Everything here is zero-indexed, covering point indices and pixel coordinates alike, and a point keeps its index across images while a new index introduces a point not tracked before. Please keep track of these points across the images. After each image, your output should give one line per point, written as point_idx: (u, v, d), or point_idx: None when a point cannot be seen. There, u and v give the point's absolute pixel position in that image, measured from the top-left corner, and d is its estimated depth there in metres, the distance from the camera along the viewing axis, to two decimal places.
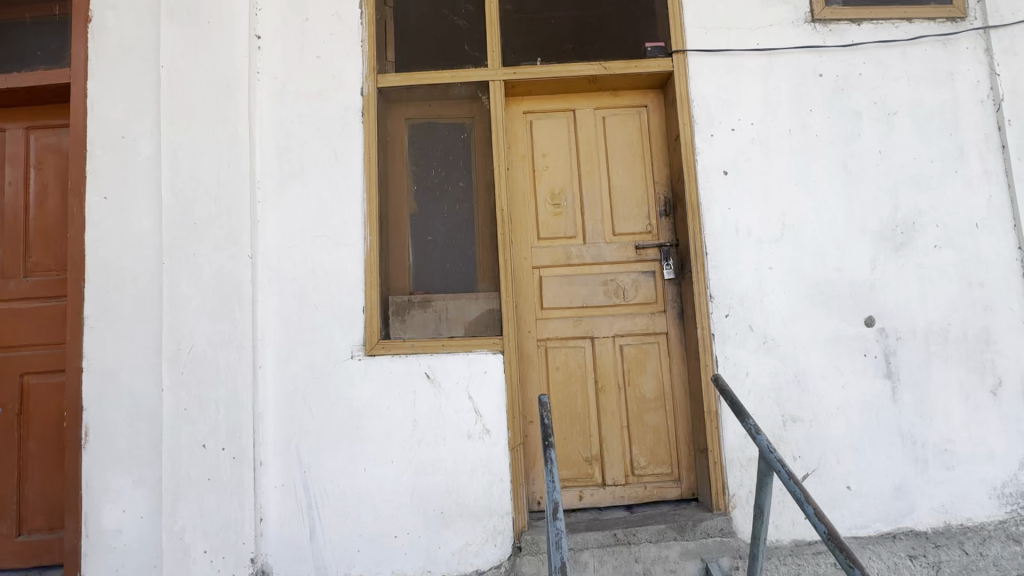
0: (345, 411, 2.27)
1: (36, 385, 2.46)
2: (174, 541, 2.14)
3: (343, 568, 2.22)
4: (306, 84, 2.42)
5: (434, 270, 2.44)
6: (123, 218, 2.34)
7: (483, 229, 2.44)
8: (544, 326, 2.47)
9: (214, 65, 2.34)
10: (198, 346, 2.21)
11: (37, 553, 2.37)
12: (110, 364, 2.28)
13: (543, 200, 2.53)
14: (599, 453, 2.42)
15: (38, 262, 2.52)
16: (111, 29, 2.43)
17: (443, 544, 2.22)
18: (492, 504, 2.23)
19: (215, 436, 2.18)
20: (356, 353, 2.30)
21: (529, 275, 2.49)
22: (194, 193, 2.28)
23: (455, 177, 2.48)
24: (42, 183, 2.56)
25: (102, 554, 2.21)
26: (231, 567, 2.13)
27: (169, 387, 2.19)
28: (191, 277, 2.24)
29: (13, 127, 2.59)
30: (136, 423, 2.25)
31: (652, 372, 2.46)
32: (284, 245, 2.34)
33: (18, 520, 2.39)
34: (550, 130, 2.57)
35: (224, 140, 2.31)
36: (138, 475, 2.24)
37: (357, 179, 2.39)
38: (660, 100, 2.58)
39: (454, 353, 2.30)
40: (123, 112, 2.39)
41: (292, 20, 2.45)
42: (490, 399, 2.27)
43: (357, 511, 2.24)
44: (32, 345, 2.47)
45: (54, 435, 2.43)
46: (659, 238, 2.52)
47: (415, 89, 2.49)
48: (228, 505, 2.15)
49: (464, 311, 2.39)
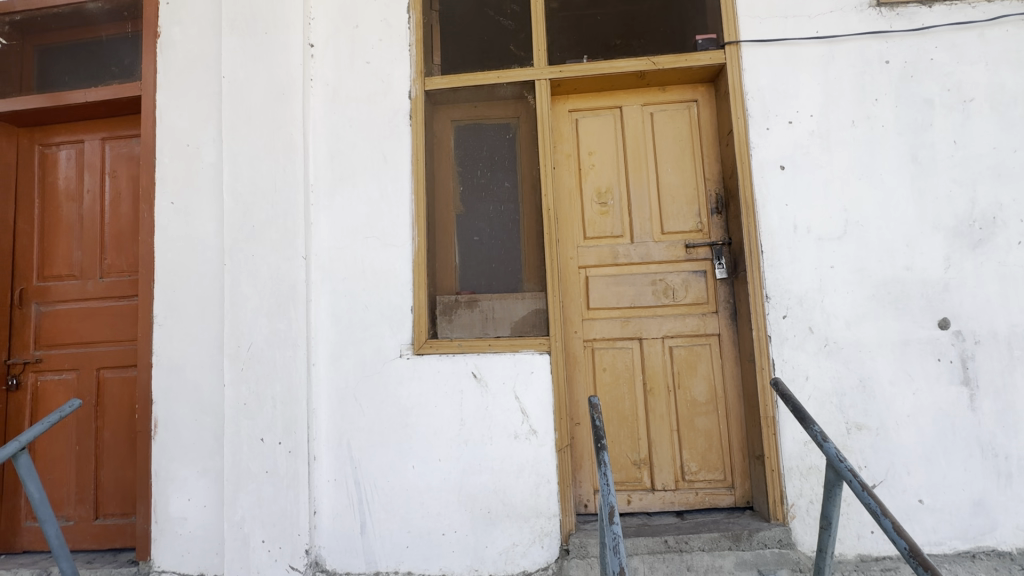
0: (394, 408, 2.31)
1: (110, 379, 2.63)
2: (234, 530, 2.23)
3: (392, 564, 2.25)
4: (356, 90, 2.48)
5: (479, 270, 2.46)
6: (188, 221, 2.47)
7: (530, 229, 2.43)
8: (591, 326, 2.44)
9: (271, 74, 2.43)
10: (257, 344, 2.31)
11: (112, 536, 2.53)
12: (177, 360, 2.41)
13: (590, 198, 2.50)
14: (647, 457, 2.37)
15: (112, 263, 2.70)
16: (176, 43, 2.58)
17: (490, 543, 2.22)
18: (539, 506, 2.22)
19: (272, 431, 2.26)
20: (405, 352, 2.34)
21: (575, 275, 2.46)
22: (253, 197, 2.38)
23: (501, 177, 2.49)
24: (115, 190, 2.74)
25: (170, 540, 2.33)
26: (287, 558, 2.21)
27: (231, 383, 2.29)
28: (250, 277, 2.34)
29: (91, 139, 2.79)
30: (200, 416, 2.37)
31: (704, 374, 2.38)
32: (336, 246, 2.41)
33: (96, 504, 2.56)
34: (597, 128, 2.53)
35: (280, 146, 2.40)
36: (202, 466, 2.35)
37: (405, 181, 2.43)
38: (711, 94, 2.50)
39: (501, 353, 2.30)
40: (188, 121, 2.52)
41: (343, 27, 2.52)
42: (537, 400, 2.26)
43: (406, 508, 2.27)
44: (107, 341, 2.64)
45: (126, 426, 2.59)
46: (710, 236, 2.44)
47: (461, 90, 2.52)
48: (284, 497, 2.23)
49: (510, 311, 2.39)
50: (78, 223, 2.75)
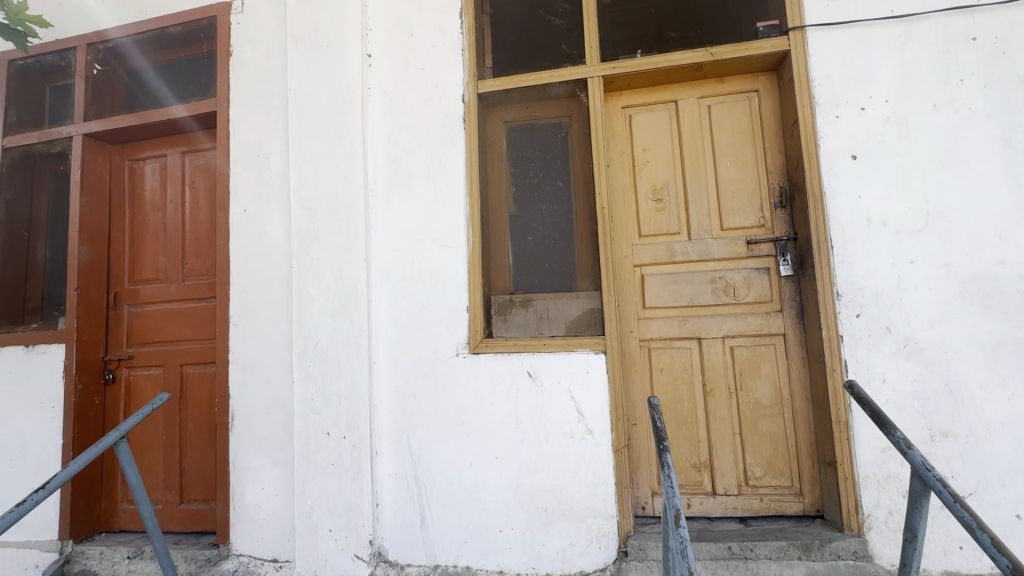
0: (451, 406, 2.37)
1: (192, 375, 2.84)
2: (304, 519, 2.36)
3: (451, 557, 2.31)
4: (412, 96, 2.56)
5: (533, 270, 2.48)
6: (259, 227, 2.63)
7: (583, 227, 2.43)
8: (647, 325, 2.40)
9: (332, 85, 2.55)
10: (323, 343, 2.42)
11: (195, 520, 2.73)
12: (251, 357, 2.57)
13: (644, 195, 2.46)
14: (708, 460, 2.30)
15: (192, 268, 2.91)
16: (247, 61, 2.75)
17: (547, 542, 2.24)
18: (597, 506, 2.21)
19: (337, 426, 2.37)
20: (461, 351, 2.39)
21: (630, 273, 2.43)
22: (317, 203, 2.50)
23: (554, 177, 2.50)
24: (194, 199, 2.95)
25: (247, 525, 2.50)
26: (353, 547, 2.31)
27: (299, 379, 2.42)
28: (316, 279, 2.46)
29: (173, 153, 3.02)
30: (272, 411, 2.52)
31: (768, 376, 2.29)
32: (394, 248, 2.49)
33: (181, 490, 2.78)
34: (651, 123, 2.49)
35: (341, 153, 2.51)
36: (274, 457, 2.50)
37: (459, 183, 2.48)
38: (774, 83, 2.39)
39: (556, 352, 2.30)
40: (258, 133, 2.69)
41: (399, 36, 2.60)
42: (593, 400, 2.25)
43: (464, 504, 2.32)
44: (188, 340, 2.86)
45: (206, 419, 2.79)
46: (773, 232, 2.34)
47: (514, 92, 2.54)
48: (350, 489, 2.33)
49: (565, 311, 2.39)
50: (162, 231, 2.99)
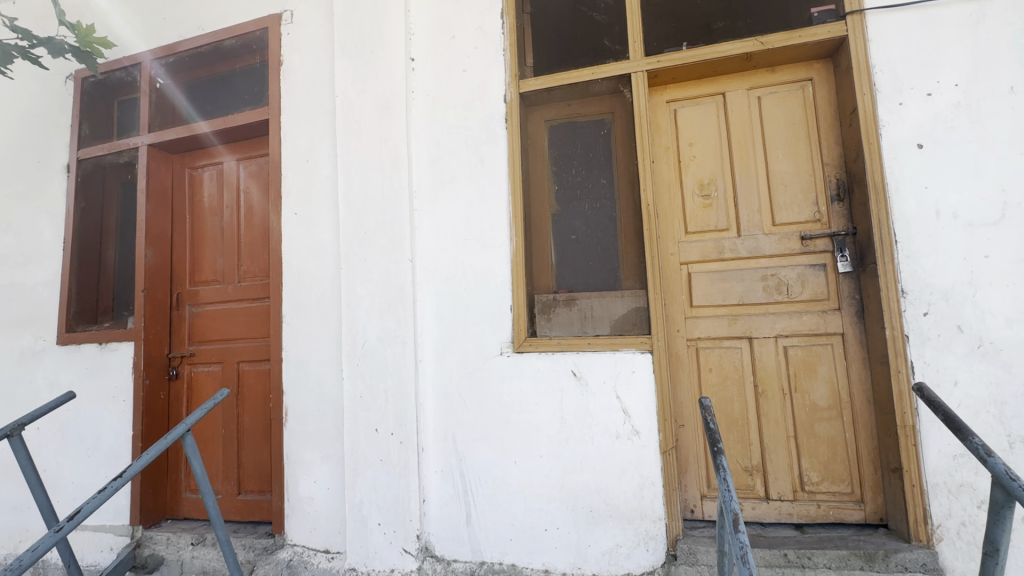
0: (495, 404, 2.38)
1: (248, 371, 2.97)
2: (355, 512, 2.43)
3: (497, 555, 2.32)
4: (454, 98, 2.58)
5: (577, 268, 2.47)
6: (309, 230, 2.73)
7: (628, 225, 2.40)
8: (694, 325, 2.34)
9: (378, 90, 2.61)
10: (370, 342, 2.49)
11: (252, 510, 2.86)
12: (303, 355, 2.67)
13: (691, 191, 2.40)
14: (760, 463, 2.23)
15: (247, 269, 3.04)
16: (296, 69, 2.85)
17: (593, 542, 2.22)
18: (644, 508, 2.18)
19: (385, 422, 2.43)
20: (505, 350, 2.40)
21: (676, 271, 2.38)
22: (364, 205, 2.57)
23: (597, 175, 2.48)
24: (248, 204, 3.09)
25: (300, 517, 2.59)
26: (401, 541, 2.36)
27: (349, 376, 2.49)
28: (363, 280, 2.53)
29: (229, 161, 3.17)
30: (323, 407, 2.61)
31: (825, 377, 2.19)
32: (438, 248, 2.52)
33: (239, 481, 2.92)
34: (697, 117, 2.42)
35: (387, 157, 2.56)
36: (325, 452, 2.59)
37: (502, 183, 2.48)
38: (829, 71, 2.29)
39: (601, 352, 2.28)
40: (308, 139, 2.78)
41: (441, 39, 2.63)
42: (639, 400, 2.21)
43: (509, 502, 2.33)
44: (245, 338, 3.00)
45: (261, 414, 2.91)
46: (830, 226, 2.24)
47: (555, 90, 2.51)
48: (397, 485, 2.38)
49: (609, 310, 2.36)
50: (220, 235, 3.14)
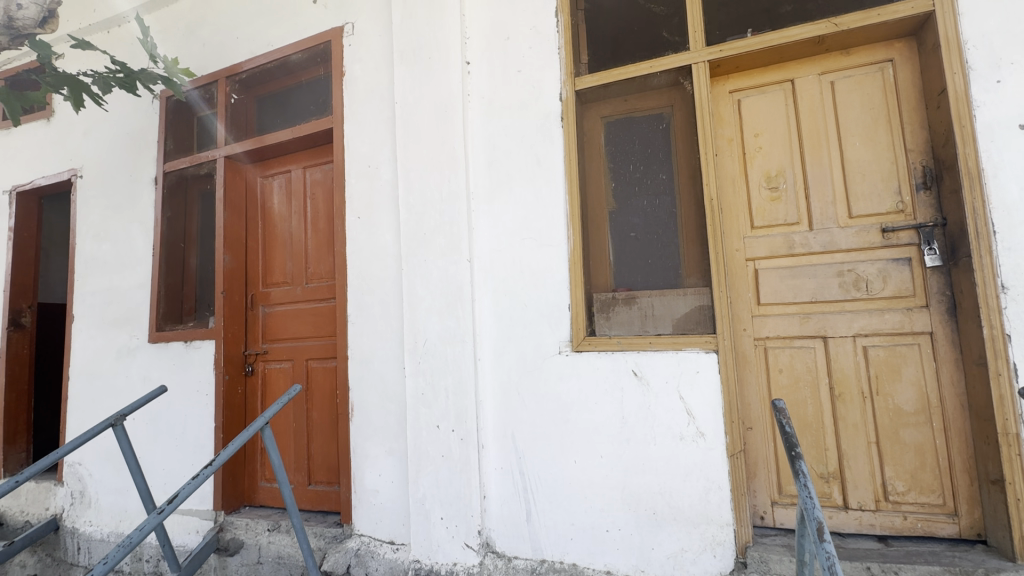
0: (555, 403, 2.38)
1: (316, 369, 3.13)
2: (418, 506, 2.50)
3: (558, 554, 2.32)
4: (510, 99, 2.60)
5: (636, 266, 2.41)
6: (371, 232, 2.84)
7: (690, 221, 2.33)
8: (763, 323, 2.24)
9: (435, 95, 2.67)
10: (431, 341, 2.55)
11: (322, 500, 3.01)
12: (367, 353, 2.78)
13: (757, 183, 2.31)
14: (837, 470, 2.10)
15: (314, 271, 3.20)
16: (358, 79, 2.97)
17: (656, 546, 2.18)
18: (710, 513, 2.11)
19: (446, 419, 2.48)
20: (564, 349, 2.39)
21: (742, 268, 2.29)
22: (423, 208, 2.64)
23: (656, 170, 2.42)
24: (314, 210, 3.25)
25: (366, 508, 2.70)
26: (463, 536, 2.41)
27: (411, 374, 2.57)
28: (423, 280, 2.60)
29: (296, 169, 3.34)
30: (387, 403, 2.71)
31: (911, 379, 2.04)
32: (495, 248, 2.55)
33: (309, 472, 3.08)
34: (763, 106, 2.32)
35: (445, 159, 2.62)
36: (389, 446, 2.68)
37: (558, 182, 2.48)
38: (913, 49, 2.12)
39: (663, 351, 2.24)
40: (369, 146, 2.89)
41: (496, 41, 2.65)
42: (704, 401, 2.15)
43: (569, 502, 2.32)
44: (313, 337, 3.16)
45: (329, 409, 3.06)
46: (915, 217, 2.08)
47: (612, 86, 2.48)
48: (458, 480, 2.43)
49: (671, 308, 2.31)
50: (289, 239, 3.32)
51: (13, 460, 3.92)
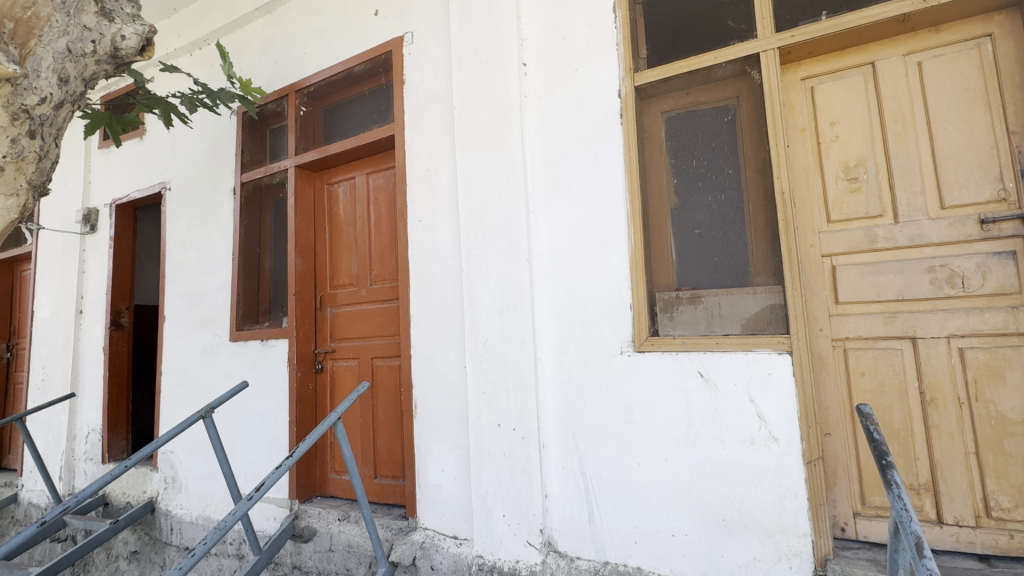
0: (617, 404, 2.35)
1: (381, 366, 3.26)
2: (481, 502, 2.55)
3: (622, 556, 2.29)
4: (567, 97, 2.59)
5: (700, 264, 2.33)
6: (432, 235, 2.92)
7: (759, 216, 2.24)
8: (842, 323, 2.12)
9: (493, 97, 2.71)
10: (491, 341, 2.59)
11: (387, 493, 3.14)
12: (429, 352, 2.86)
13: (834, 174, 2.18)
14: (930, 482, 1.95)
15: (378, 273, 3.33)
16: (417, 86, 3.06)
17: (726, 553, 2.11)
18: (785, 522, 2.02)
19: (507, 417, 2.51)
20: (626, 349, 2.36)
21: (818, 264, 2.17)
22: (482, 209, 2.68)
23: (721, 164, 2.33)
24: (377, 214, 3.38)
25: (430, 503, 2.78)
26: (525, 534, 2.42)
27: (472, 373, 2.62)
28: (483, 281, 2.64)
29: (360, 175, 3.49)
30: (449, 401, 2.78)
31: (1017, 385, 1.86)
32: (554, 248, 2.55)
33: (375, 466, 3.21)
34: (840, 92, 2.19)
35: (503, 161, 2.65)
36: (452, 443, 2.75)
37: (618, 180, 2.44)
38: (1015, 22, 1.94)
39: (731, 352, 2.17)
40: (429, 151, 2.97)
41: (552, 40, 2.65)
42: (777, 404, 2.07)
43: (633, 504, 2.29)
44: (378, 336, 3.29)
45: (393, 406, 3.17)
46: (1020, 206, 1.90)
47: (673, 80, 2.42)
48: (520, 479, 2.45)
49: (740, 308, 2.23)
50: (354, 243, 3.48)
51: (115, 447, 4.33)
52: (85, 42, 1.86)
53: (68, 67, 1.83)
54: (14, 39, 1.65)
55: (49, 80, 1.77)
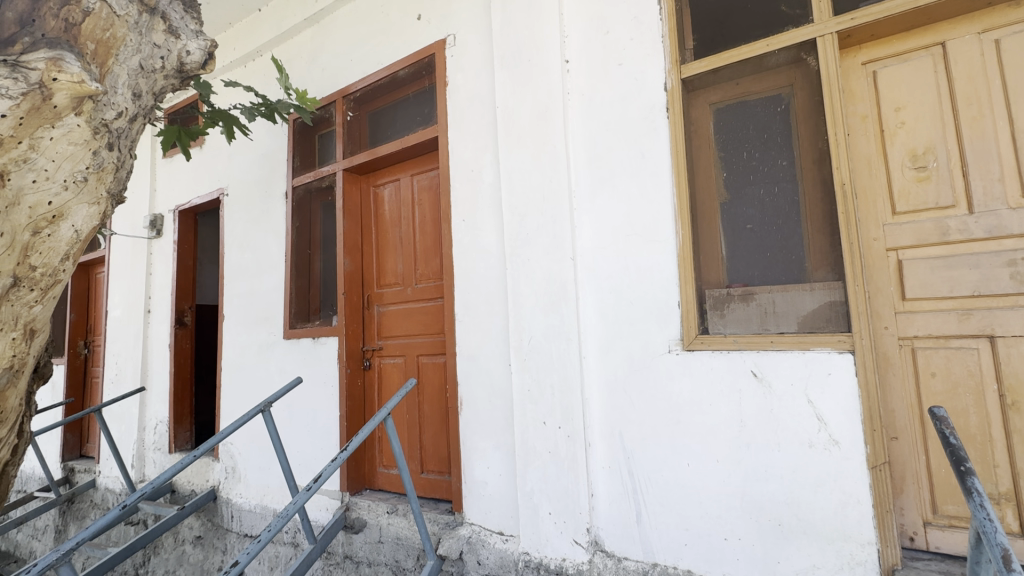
0: (665, 403, 2.31)
1: (426, 364, 3.33)
2: (527, 500, 2.56)
3: (671, 559, 2.25)
4: (610, 93, 2.56)
5: (752, 260, 2.25)
6: (476, 234, 2.95)
7: (816, 209, 2.14)
8: (909, 321, 2.00)
9: (536, 96, 2.71)
10: (536, 339, 2.60)
11: (434, 488, 3.20)
12: (474, 350, 2.90)
13: (900, 163, 2.06)
14: (1011, 491, 1.82)
15: (423, 273, 3.40)
16: (460, 87, 3.10)
17: (783, 559, 2.03)
18: (847, 529, 1.93)
19: (553, 415, 2.51)
20: (674, 348, 2.31)
21: (882, 258, 2.06)
22: (526, 208, 2.69)
23: (774, 156, 2.24)
24: (422, 214, 3.45)
25: (476, 499, 2.82)
26: (571, 532, 2.42)
27: (517, 371, 2.64)
28: (527, 279, 2.65)
29: (404, 177, 3.57)
30: (494, 398, 2.81)
31: None
32: (599, 245, 2.53)
33: (422, 461, 3.28)
34: (907, 76, 2.06)
35: (546, 159, 2.65)
36: (497, 440, 2.78)
37: (665, 175, 2.40)
38: None
39: (787, 351, 2.09)
40: (472, 151, 3.01)
41: (595, 36, 2.62)
42: (837, 406, 1.98)
43: (683, 506, 2.24)
44: (423, 334, 3.36)
45: (439, 402, 3.24)
46: None
47: (722, 70, 2.34)
48: (566, 477, 2.45)
49: (796, 305, 2.14)
50: (399, 243, 3.56)
51: (181, 437, 4.62)
52: (155, 59, 1.92)
53: (140, 83, 1.90)
54: (95, 58, 1.69)
55: (124, 95, 1.83)
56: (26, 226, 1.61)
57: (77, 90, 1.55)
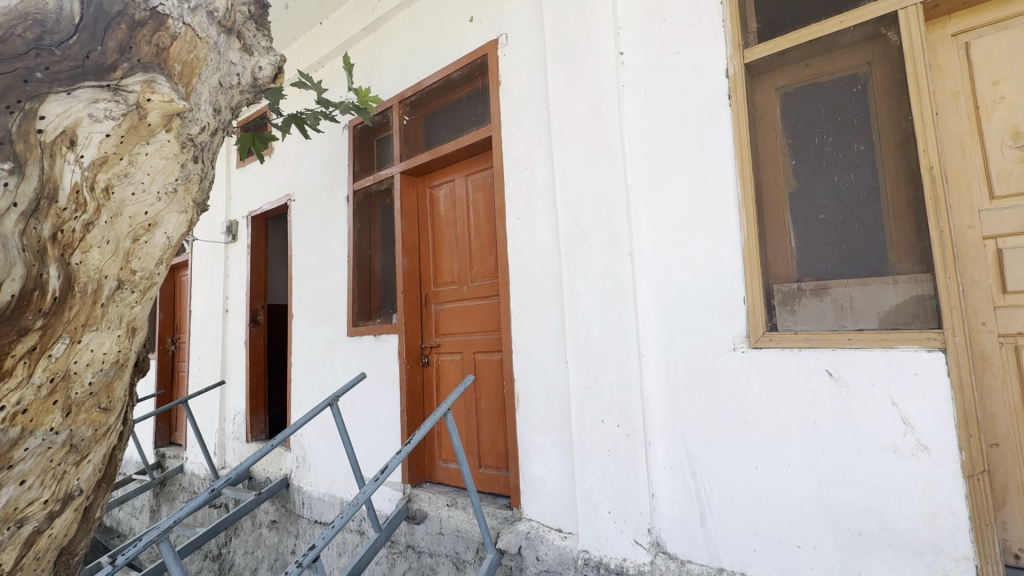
0: (730, 403, 2.22)
1: (483, 361, 3.38)
2: (586, 498, 2.54)
3: (739, 564, 2.16)
4: (668, 83, 2.49)
5: (826, 252, 2.12)
6: (530, 231, 2.96)
7: (899, 197, 1.99)
8: (1011, 317, 1.82)
9: (589, 90, 2.68)
10: (592, 336, 2.58)
11: (491, 483, 3.25)
12: (531, 347, 2.91)
13: (998, 142, 1.87)
14: None
15: (478, 271, 3.45)
16: (513, 86, 3.12)
17: (864, 571, 1.91)
18: (938, 541, 1.79)
19: (611, 413, 2.48)
20: (740, 345, 2.22)
21: (977, 248, 1.89)
22: (581, 204, 2.67)
23: (850, 140, 2.10)
24: (477, 213, 3.50)
25: (533, 495, 2.84)
26: (632, 532, 2.38)
27: (574, 368, 2.62)
28: (583, 276, 2.63)
29: (459, 177, 3.63)
30: (550, 395, 2.81)
31: None
32: (657, 240, 2.47)
33: (480, 456, 3.34)
34: (1006, 45, 1.87)
35: (601, 153, 2.61)
36: (554, 437, 2.78)
37: (727, 165, 2.30)
38: None
39: (867, 349, 1.96)
40: (526, 149, 3.02)
41: (650, 25, 2.56)
42: (926, 408, 1.83)
43: (751, 509, 2.15)
44: (479, 332, 3.41)
45: (495, 398, 3.28)
46: None
47: (790, 52, 2.21)
48: (626, 476, 2.41)
49: (877, 299, 1.99)
50: (455, 242, 3.63)
51: (256, 428, 4.95)
52: (232, 76, 2.07)
53: (220, 99, 2.03)
54: (181, 79, 1.83)
55: (206, 111, 1.97)
56: (127, 234, 1.75)
57: (168, 108, 1.72)
